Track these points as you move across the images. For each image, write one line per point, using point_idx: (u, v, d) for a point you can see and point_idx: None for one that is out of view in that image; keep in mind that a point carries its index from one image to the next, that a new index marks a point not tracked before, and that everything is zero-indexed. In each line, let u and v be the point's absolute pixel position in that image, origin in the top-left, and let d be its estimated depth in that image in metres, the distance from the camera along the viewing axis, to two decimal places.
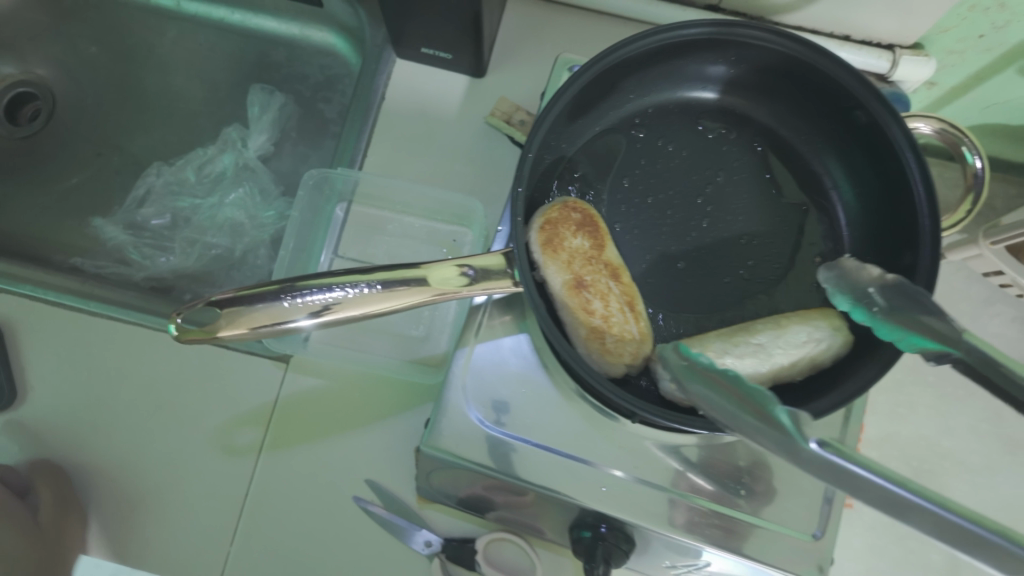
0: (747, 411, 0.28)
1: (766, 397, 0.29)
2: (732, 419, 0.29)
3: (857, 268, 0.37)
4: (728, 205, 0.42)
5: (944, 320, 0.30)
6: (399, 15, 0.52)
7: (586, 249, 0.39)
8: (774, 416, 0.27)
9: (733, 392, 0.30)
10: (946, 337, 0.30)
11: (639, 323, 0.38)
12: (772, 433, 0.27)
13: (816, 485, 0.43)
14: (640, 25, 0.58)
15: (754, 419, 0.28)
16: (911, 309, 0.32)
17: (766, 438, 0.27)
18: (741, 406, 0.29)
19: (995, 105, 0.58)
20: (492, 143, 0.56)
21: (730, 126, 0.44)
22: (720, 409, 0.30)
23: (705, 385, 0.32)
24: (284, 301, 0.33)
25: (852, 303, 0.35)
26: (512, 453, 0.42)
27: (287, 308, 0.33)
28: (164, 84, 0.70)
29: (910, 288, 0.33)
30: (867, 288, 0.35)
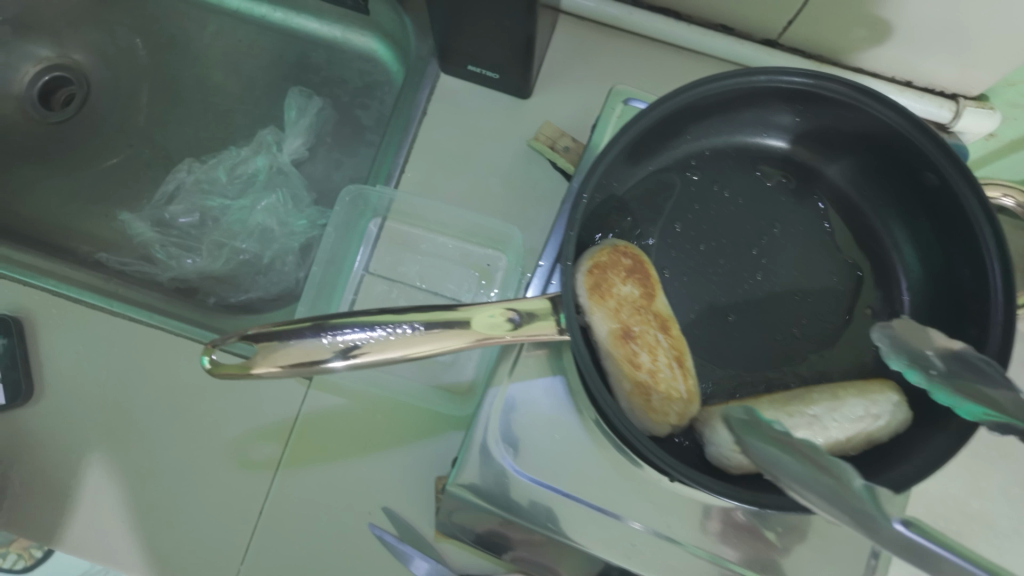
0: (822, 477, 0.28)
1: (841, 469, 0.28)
2: (795, 477, 0.28)
3: (919, 329, 0.35)
4: (782, 260, 0.41)
5: (1010, 391, 0.29)
6: (451, 31, 0.50)
7: (636, 296, 0.37)
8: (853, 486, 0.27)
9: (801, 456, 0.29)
10: (1008, 408, 0.28)
11: (687, 381, 0.36)
12: (849, 503, 0.26)
13: (850, 554, 0.41)
14: (694, 56, 0.57)
15: (828, 485, 0.27)
16: (972, 377, 0.31)
17: (840, 505, 0.26)
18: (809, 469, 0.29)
19: None
20: (533, 167, 0.54)
21: (789, 176, 0.43)
22: (783, 465, 0.29)
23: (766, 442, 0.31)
24: (323, 340, 0.32)
25: (908, 365, 0.34)
26: (539, 500, 0.41)
27: (327, 346, 0.32)
28: (200, 79, 0.69)
29: (972, 354, 0.31)
30: (926, 351, 0.33)
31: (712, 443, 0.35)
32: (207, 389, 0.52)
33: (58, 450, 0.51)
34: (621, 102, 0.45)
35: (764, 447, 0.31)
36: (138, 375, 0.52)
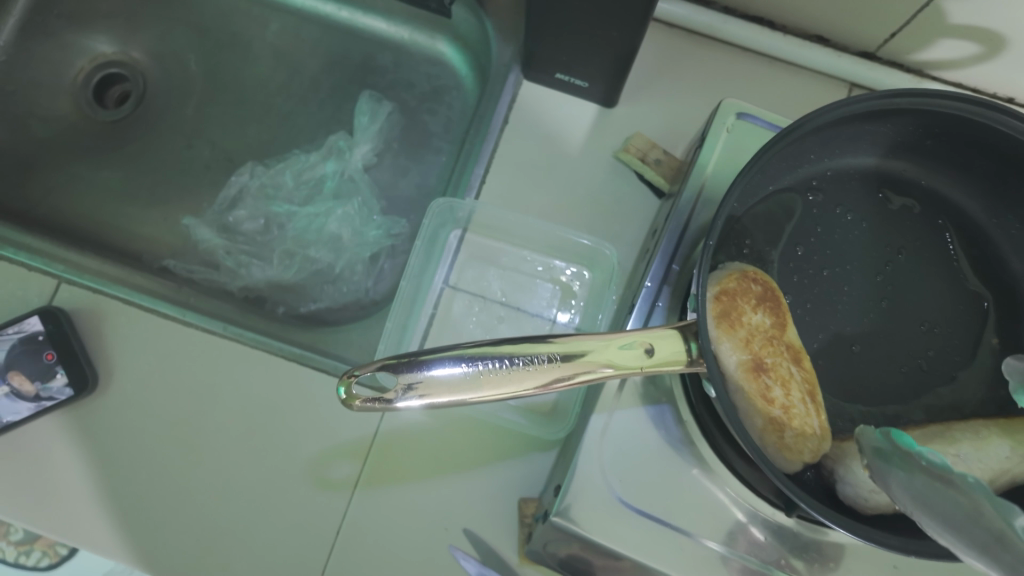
0: (978, 528, 0.26)
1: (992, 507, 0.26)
2: (944, 523, 0.27)
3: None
4: (906, 288, 0.40)
5: None
6: (545, 38, 0.48)
7: (767, 326, 0.35)
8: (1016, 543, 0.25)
9: (937, 482, 0.28)
10: None
11: (820, 417, 0.34)
12: (1013, 560, 0.25)
13: None
14: (786, 67, 0.55)
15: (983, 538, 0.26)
16: None
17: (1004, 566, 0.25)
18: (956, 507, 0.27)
19: None
20: (620, 179, 0.52)
21: (914, 198, 0.41)
22: (931, 508, 0.27)
23: (908, 472, 0.29)
24: (461, 370, 0.31)
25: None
26: (645, 533, 0.39)
27: (464, 377, 0.31)
28: (261, 79, 0.67)
29: None
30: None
31: (847, 480, 0.34)
32: (282, 404, 0.50)
33: (126, 465, 0.49)
34: (732, 115, 0.43)
35: (907, 479, 0.28)
36: (211, 389, 0.50)
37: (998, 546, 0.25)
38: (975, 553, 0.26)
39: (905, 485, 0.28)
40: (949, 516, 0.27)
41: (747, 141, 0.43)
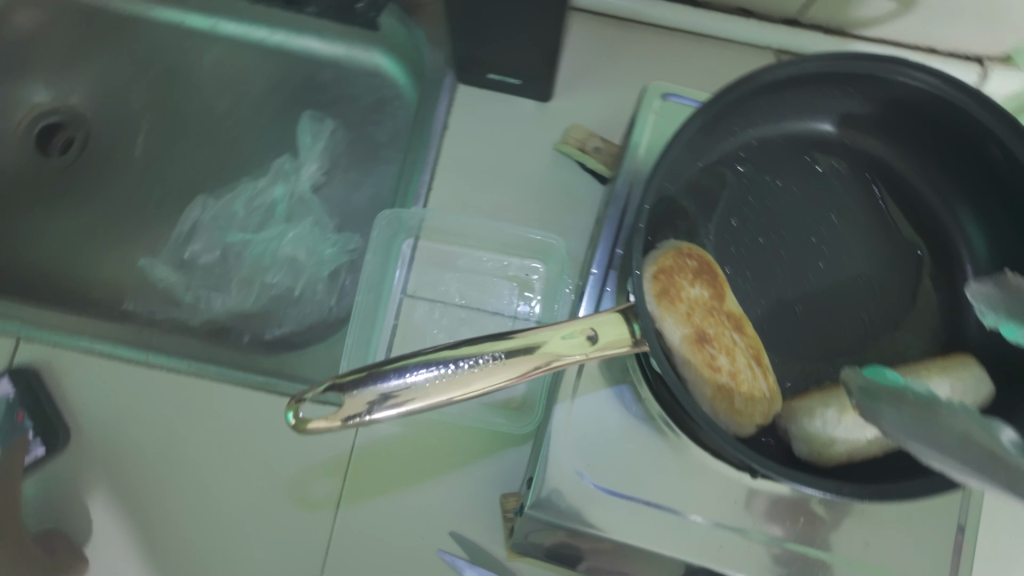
0: (973, 449, 0.27)
1: (981, 430, 0.27)
2: (940, 447, 0.27)
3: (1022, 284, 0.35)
4: (842, 246, 0.41)
5: None
6: (473, 39, 0.49)
7: (705, 297, 0.36)
8: (1007, 457, 0.26)
9: (926, 412, 0.29)
10: None
11: (768, 379, 0.36)
12: (1007, 474, 0.25)
13: (936, 529, 0.42)
14: (713, 42, 0.56)
15: (977, 455, 0.26)
16: None
17: (999, 477, 0.25)
18: (949, 434, 0.27)
19: None
20: (563, 171, 0.53)
21: (840, 159, 0.43)
22: (926, 436, 0.28)
23: (897, 408, 0.29)
24: (410, 380, 0.31)
25: (1011, 318, 0.34)
26: (620, 514, 0.40)
27: (413, 387, 0.31)
28: (202, 110, 0.67)
29: None
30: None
31: (800, 437, 0.35)
32: (256, 432, 0.50)
33: (107, 513, 0.49)
34: (659, 97, 0.45)
35: (898, 415, 0.29)
36: (183, 424, 0.51)
37: (992, 463, 0.26)
38: (970, 472, 0.26)
39: (897, 422, 0.29)
40: (946, 441, 0.27)
41: (674, 118, 0.44)
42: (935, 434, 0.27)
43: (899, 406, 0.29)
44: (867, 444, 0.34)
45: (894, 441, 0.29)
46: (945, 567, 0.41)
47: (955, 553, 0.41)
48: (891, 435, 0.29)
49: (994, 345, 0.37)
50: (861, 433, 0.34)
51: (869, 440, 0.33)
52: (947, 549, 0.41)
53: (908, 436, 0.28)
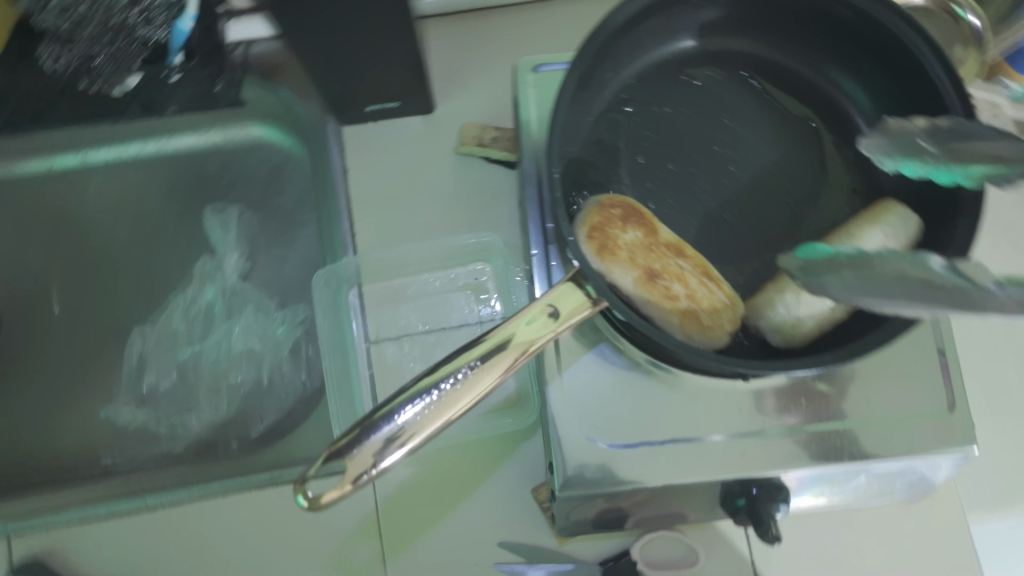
0: (914, 283, 0.28)
1: (916, 268, 0.29)
2: (885, 292, 0.28)
3: (900, 122, 0.37)
4: (744, 144, 0.43)
5: (1007, 142, 0.32)
6: (339, 79, 0.49)
7: (640, 238, 0.38)
8: (946, 282, 0.27)
9: (864, 268, 0.30)
10: (1006, 158, 0.32)
11: (722, 288, 0.38)
12: (950, 294, 0.27)
13: (922, 360, 0.44)
14: (561, 2, 0.57)
15: (920, 288, 0.27)
16: (965, 143, 0.33)
17: (945, 299, 0.26)
18: (890, 279, 0.29)
19: None
20: (472, 170, 0.54)
21: (714, 66, 0.44)
22: (870, 287, 0.29)
23: (835, 274, 0.30)
24: (403, 419, 0.31)
25: (904, 158, 0.36)
26: (643, 461, 0.42)
27: (408, 424, 0.31)
28: (103, 243, 0.64)
29: (958, 123, 0.34)
30: (911, 138, 0.36)
31: (771, 329, 0.37)
32: (281, 527, 0.50)
33: None
34: (531, 72, 0.46)
35: (838, 280, 0.30)
36: (206, 549, 0.50)
37: (934, 289, 0.27)
38: (918, 303, 0.27)
39: (839, 285, 0.29)
40: (888, 284, 0.28)
41: (552, 85, 0.46)
42: (878, 283, 0.29)
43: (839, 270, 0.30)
44: (831, 312, 0.36)
45: (845, 304, 0.29)
46: (944, 396, 0.43)
47: (946, 375, 0.44)
48: (839, 297, 0.29)
49: (907, 180, 0.40)
50: (823, 304, 0.35)
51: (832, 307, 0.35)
52: (938, 374, 0.44)
53: (855, 292, 0.29)
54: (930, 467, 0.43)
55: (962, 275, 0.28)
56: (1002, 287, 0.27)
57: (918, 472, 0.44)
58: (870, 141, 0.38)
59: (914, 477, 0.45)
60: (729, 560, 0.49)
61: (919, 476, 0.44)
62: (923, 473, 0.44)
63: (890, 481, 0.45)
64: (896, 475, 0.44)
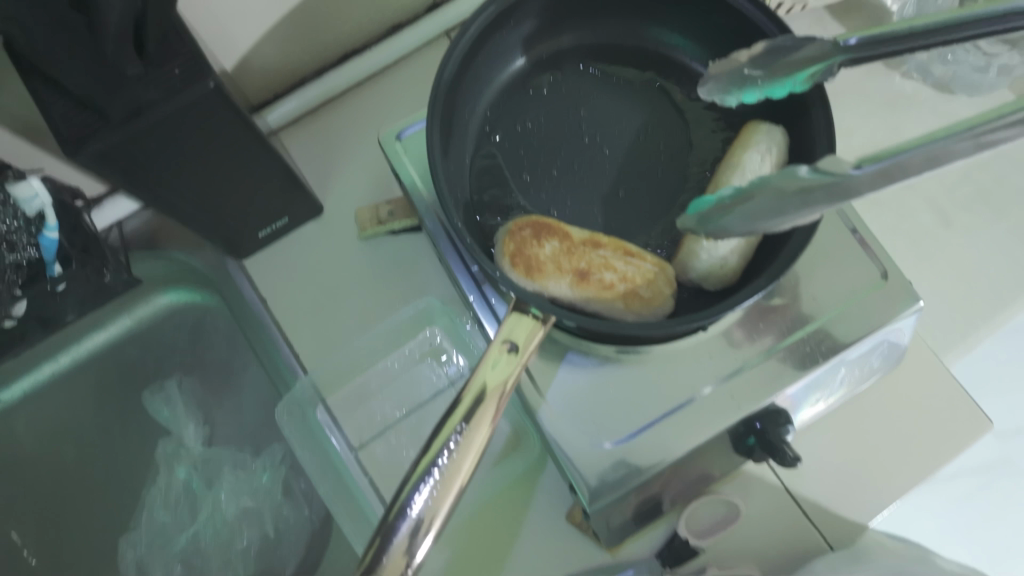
0: (788, 194, 0.29)
1: (788, 176, 0.30)
2: (768, 213, 0.29)
3: (721, 62, 0.39)
4: (609, 125, 0.45)
5: (817, 44, 0.36)
6: (222, 220, 0.49)
7: (558, 245, 0.39)
8: (811, 179, 0.28)
9: (748, 198, 0.31)
10: (822, 55, 0.35)
11: (648, 258, 0.39)
12: (815, 193, 0.28)
13: (843, 244, 0.47)
14: (397, 66, 0.60)
15: (792, 197, 0.28)
16: (784, 58, 0.37)
17: (814, 199, 0.27)
18: (770, 197, 0.30)
19: None
20: (383, 249, 0.55)
21: (554, 69, 0.47)
22: (755, 213, 0.30)
23: (728, 215, 0.32)
24: (417, 507, 0.31)
25: (741, 90, 0.38)
26: (652, 443, 0.43)
27: (423, 510, 0.31)
28: (49, 474, 0.60)
29: (773, 43, 0.37)
30: (740, 71, 0.38)
31: (706, 276, 0.39)
32: None
33: None
34: (396, 140, 0.48)
35: (732, 219, 0.32)
36: None
37: (802, 193, 0.28)
38: (793, 212, 0.28)
39: (736, 223, 0.31)
40: (768, 205, 0.30)
41: (420, 146, 0.47)
42: (759, 206, 0.30)
43: (730, 210, 0.32)
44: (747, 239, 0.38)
45: (750, 234, 0.31)
46: (874, 267, 0.47)
47: (868, 249, 0.47)
48: (741, 232, 0.31)
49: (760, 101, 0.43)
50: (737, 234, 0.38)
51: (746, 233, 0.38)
52: (861, 251, 0.47)
53: (749, 223, 0.31)
54: (894, 331, 0.46)
55: (823, 171, 0.28)
56: (861, 168, 0.27)
57: (886, 342, 0.47)
58: (705, 88, 0.40)
59: (886, 349, 0.48)
60: (766, 494, 0.51)
61: (889, 343, 0.47)
62: (891, 339, 0.47)
63: (867, 361, 0.48)
64: (869, 352, 0.47)
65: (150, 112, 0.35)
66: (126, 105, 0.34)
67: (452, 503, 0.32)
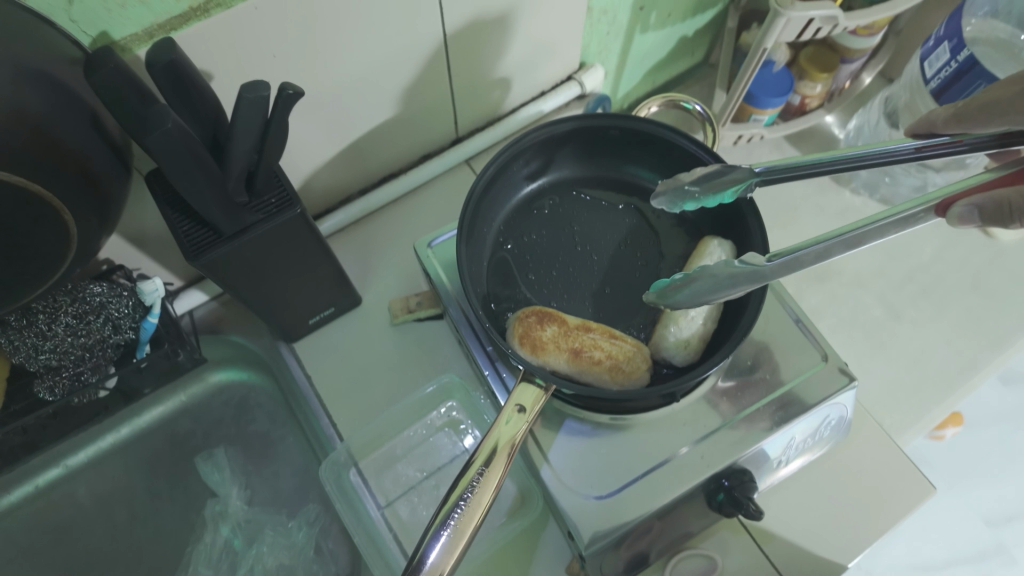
0: (722, 277, 0.40)
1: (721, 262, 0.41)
2: (709, 291, 0.41)
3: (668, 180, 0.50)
4: (598, 238, 0.57)
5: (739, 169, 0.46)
6: (282, 311, 0.59)
7: (557, 329, 0.50)
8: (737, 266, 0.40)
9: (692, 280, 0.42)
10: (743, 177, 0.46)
11: (627, 340, 0.50)
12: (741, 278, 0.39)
13: (790, 333, 0.59)
14: (426, 187, 0.74)
15: (724, 279, 0.40)
16: (716, 179, 0.47)
17: (743, 280, 0.39)
18: (709, 279, 0.41)
19: (635, 63, 0.85)
20: (411, 334, 0.65)
21: (554, 194, 0.59)
22: (699, 292, 0.41)
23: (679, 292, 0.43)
24: (447, 533, 0.40)
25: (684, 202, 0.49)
26: (637, 496, 0.51)
27: (451, 535, 0.40)
28: (102, 534, 0.67)
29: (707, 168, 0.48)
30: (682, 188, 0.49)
31: (674, 354, 0.49)
32: None
33: None
34: (427, 247, 0.59)
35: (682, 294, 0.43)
36: None
37: (730, 278, 0.40)
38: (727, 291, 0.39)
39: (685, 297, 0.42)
40: (708, 285, 0.41)
41: (448, 252, 0.59)
42: (702, 286, 0.41)
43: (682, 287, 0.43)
44: (704, 325, 0.49)
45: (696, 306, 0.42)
46: (816, 352, 0.57)
47: (810, 338, 0.58)
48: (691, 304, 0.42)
49: (712, 217, 0.55)
50: (697, 322, 0.49)
51: (703, 321, 0.49)
52: (805, 339, 0.58)
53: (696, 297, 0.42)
54: (835, 404, 0.56)
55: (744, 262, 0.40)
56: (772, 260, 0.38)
57: (832, 414, 0.57)
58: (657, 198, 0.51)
59: (833, 419, 0.57)
60: (743, 551, 0.58)
61: (834, 415, 0.56)
62: (834, 411, 0.56)
63: (819, 430, 0.57)
64: (819, 421, 0.56)
65: (251, 229, 0.46)
66: (237, 225, 0.46)
67: (473, 531, 0.40)
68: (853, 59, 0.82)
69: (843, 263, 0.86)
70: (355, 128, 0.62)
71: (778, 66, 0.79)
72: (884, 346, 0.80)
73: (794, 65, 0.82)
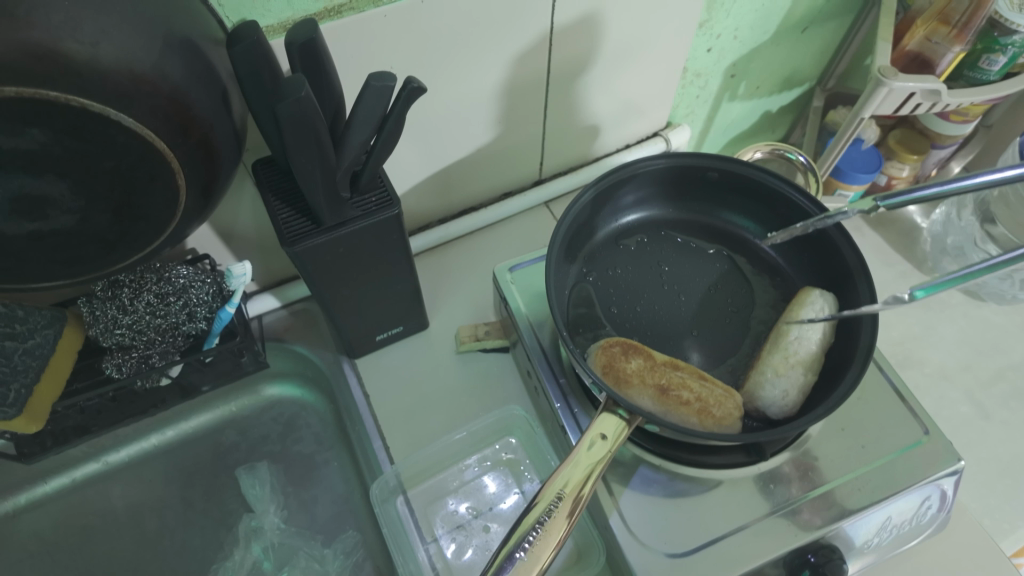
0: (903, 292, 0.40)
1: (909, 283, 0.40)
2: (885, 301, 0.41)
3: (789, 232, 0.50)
4: (684, 280, 0.56)
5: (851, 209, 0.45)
6: (352, 324, 0.58)
7: (643, 362, 0.47)
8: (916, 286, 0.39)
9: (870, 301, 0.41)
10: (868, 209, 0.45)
11: (719, 385, 0.47)
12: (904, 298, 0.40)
13: (896, 405, 0.54)
14: (505, 222, 0.74)
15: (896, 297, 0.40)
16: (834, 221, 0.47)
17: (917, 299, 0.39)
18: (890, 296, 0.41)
19: (719, 128, 0.86)
20: (478, 362, 0.64)
21: (642, 232, 0.58)
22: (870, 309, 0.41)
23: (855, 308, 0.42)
24: (522, 552, 0.37)
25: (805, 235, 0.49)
26: (717, 558, 0.47)
27: (526, 555, 0.37)
28: (133, 537, 0.64)
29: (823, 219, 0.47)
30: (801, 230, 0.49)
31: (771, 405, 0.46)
32: None
33: None
34: (507, 272, 0.59)
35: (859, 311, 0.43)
36: None
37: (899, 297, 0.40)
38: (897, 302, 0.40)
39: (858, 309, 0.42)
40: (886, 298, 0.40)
41: (527, 278, 0.59)
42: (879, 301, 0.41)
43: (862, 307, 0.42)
44: (805, 377, 0.46)
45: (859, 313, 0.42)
46: (917, 425, 0.53)
47: (912, 411, 0.54)
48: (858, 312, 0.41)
49: (809, 269, 0.54)
50: (796, 374, 0.46)
51: (803, 373, 0.46)
52: (908, 410, 0.54)
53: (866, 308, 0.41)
54: (940, 483, 0.51)
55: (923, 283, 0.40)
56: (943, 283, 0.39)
57: (933, 496, 0.52)
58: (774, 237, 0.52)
59: (934, 502, 0.52)
60: None
61: (935, 492, 0.52)
62: (937, 489, 0.52)
63: (919, 512, 0.52)
64: (921, 498, 0.51)
65: (349, 225, 0.46)
66: (337, 219, 0.46)
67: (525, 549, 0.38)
68: (943, 145, 0.80)
69: (926, 353, 0.81)
70: (449, 155, 0.63)
71: (867, 145, 0.80)
72: (971, 443, 0.74)
73: (883, 146, 0.82)
